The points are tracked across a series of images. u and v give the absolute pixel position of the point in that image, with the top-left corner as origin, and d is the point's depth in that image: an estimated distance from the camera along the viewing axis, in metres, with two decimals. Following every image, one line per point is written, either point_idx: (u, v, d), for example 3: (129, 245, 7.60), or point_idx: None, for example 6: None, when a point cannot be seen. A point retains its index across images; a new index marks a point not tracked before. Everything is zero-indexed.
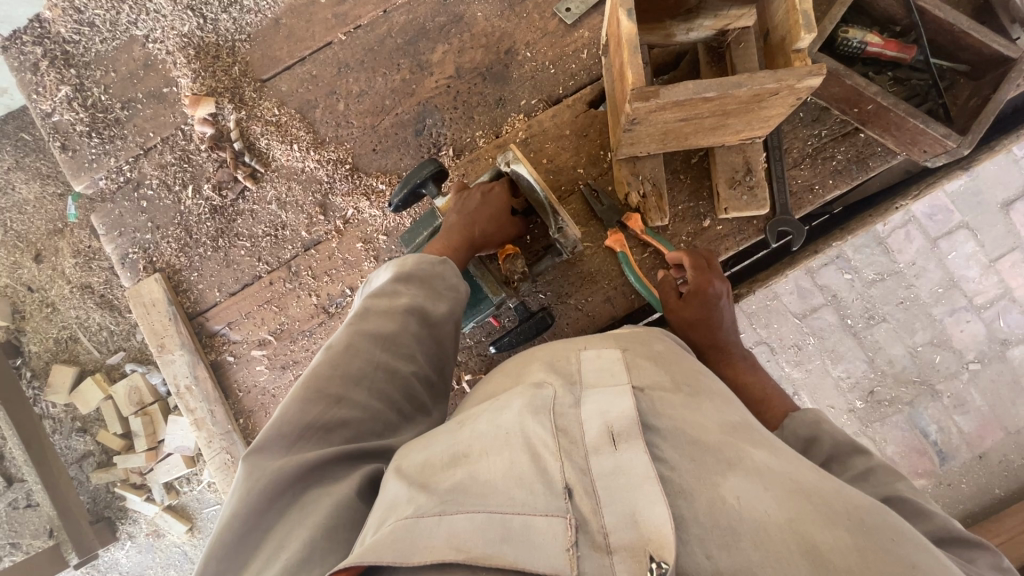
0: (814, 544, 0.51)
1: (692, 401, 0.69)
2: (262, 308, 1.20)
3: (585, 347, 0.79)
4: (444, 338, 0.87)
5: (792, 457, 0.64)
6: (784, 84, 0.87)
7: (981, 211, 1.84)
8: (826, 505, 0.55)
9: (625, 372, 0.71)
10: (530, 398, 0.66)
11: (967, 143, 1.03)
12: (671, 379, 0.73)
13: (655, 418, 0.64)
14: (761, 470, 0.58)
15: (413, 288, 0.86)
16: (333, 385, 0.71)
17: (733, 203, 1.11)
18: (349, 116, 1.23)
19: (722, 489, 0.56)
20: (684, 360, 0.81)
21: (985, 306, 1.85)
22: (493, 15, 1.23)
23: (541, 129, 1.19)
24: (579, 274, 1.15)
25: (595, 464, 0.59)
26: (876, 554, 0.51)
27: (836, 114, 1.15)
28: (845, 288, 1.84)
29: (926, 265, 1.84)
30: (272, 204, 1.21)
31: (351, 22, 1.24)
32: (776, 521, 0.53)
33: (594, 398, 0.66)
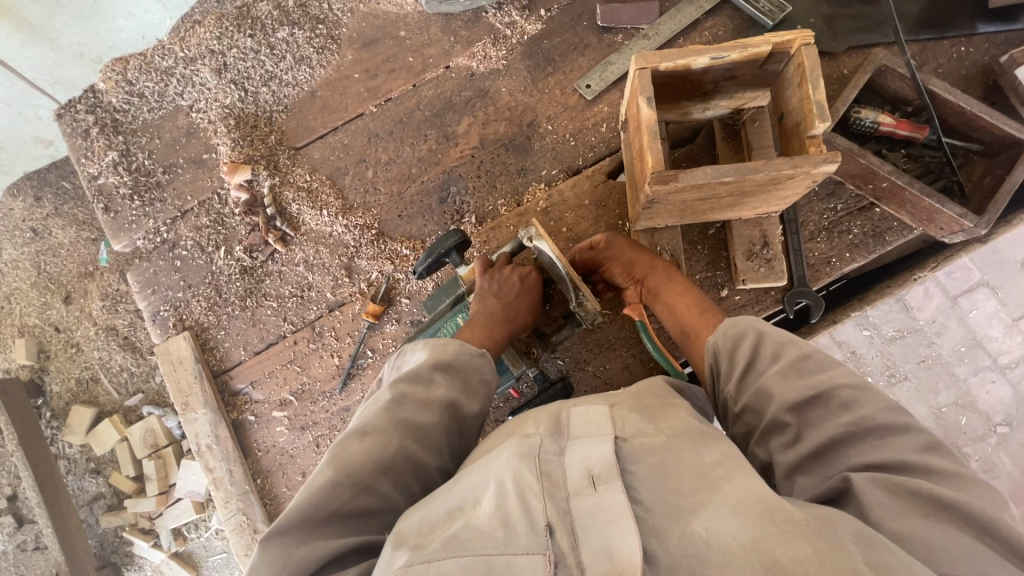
0: (775, 559, 0.51)
1: (674, 439, 0.68)
2: (285, 367, 1.22)
3: (576, 402, 0.78)
4: (468, 433, 0.87)
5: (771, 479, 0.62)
6: (801, 170, 0.90)
7: (1003, 270, 1.83)
8: (790, 518, 0.55)
9: (610, 422, 0.71)
10: (519, 446, 0.67)
11: (984, 222, 1.04)
12: (657, 422, 0.72)
13: (634, 461, 0.64)
14: (733, 500, 0.57)
15: (447, 380, 0.86)
16: (361, 472, 0.71)
17: (751, 274, 1.13)
18: (377, 183, 1.28)
19: (692, 523, 0.57)
20: (684, 406, 0.78)
21: (1011, 366, 1.82)
22: (516, 90, 1.29)
23: (561, 199, 1.23)
24: (597, 341, 1.17)
25: (574, 506, 0.59)
26: (834, 558, 0.51)
27: (852, 189, 1.18)
28: (864, 346, 1.83)
29: (947, 322, 1.83)
30: (301, 265, 1.26)
31: (382, 95, 1.32)
32: (741, 543, 0.53)
33: (576, 447, 0.66)
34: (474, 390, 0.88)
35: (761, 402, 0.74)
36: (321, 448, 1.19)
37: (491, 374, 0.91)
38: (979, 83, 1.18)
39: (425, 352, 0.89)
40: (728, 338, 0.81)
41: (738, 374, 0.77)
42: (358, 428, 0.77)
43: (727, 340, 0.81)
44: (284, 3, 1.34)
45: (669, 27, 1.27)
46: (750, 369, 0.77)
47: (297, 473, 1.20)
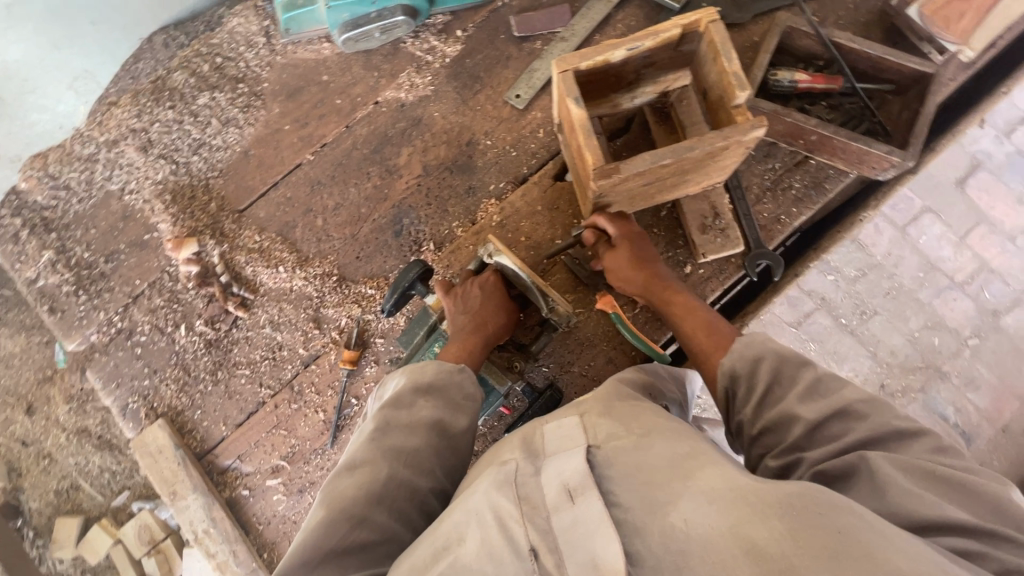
0: (752, 542, 0.50)
1: (644, 439, 0.69)
2: (271, 434, 1.19)
3: (549, 419, 0.81)
4: (461, 452, 0.86)
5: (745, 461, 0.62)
6: (732, 140, 0.93)
7: (940, 193, 1.94)
8: (763, 497, 0.54)
9: (582, 434, 0.74)
10: (496, 475, 0.70)
11: (910, 155, 1.10)
12: (627, 424, 0.73)
13: (608, 468, 0.67)
14: (706, 486, 0.57)
15: (431, 401, 0.87)
16: (355, 504, 0.71)
17: (709, 247, 1.16)
18: (329, 230, 1.27)
19: (671, 516, 0.57)
20: (652, 406, 0.80)
21: (969, 281, 1.94)
22: (449, 112, 1.30)
23: (514, 210, 1.24)
24: (577, 340, 1.18)
25: (557, 523, 0.61)
26: (808, 531, 0.49)
27: (785, 147, 1.23)
28: (832, 289, 1.90)
29: (902, 252, 1.92)
30: (267, 327, 1.23)
31: (316, 141, 1.30)
32: (717, 533, 0.53)
33: (551, 465, 0.69)
34: (461, 403, 0.89)
35: (786, 427, 0.75)
36: None
37: (477, 389, 0.92)
38: (878, 26, 1.25)
39: (404, 377, 0.91)
40: (745, 359, 0.84)
41: (758, 396, 0.80)
42: (347, 463, 0.77)
43: (744, 363, 0.84)
44: (199, 68, 1.32)
45: (583, 26, 1.30)
46: (770, 394, 0.79)
47: None
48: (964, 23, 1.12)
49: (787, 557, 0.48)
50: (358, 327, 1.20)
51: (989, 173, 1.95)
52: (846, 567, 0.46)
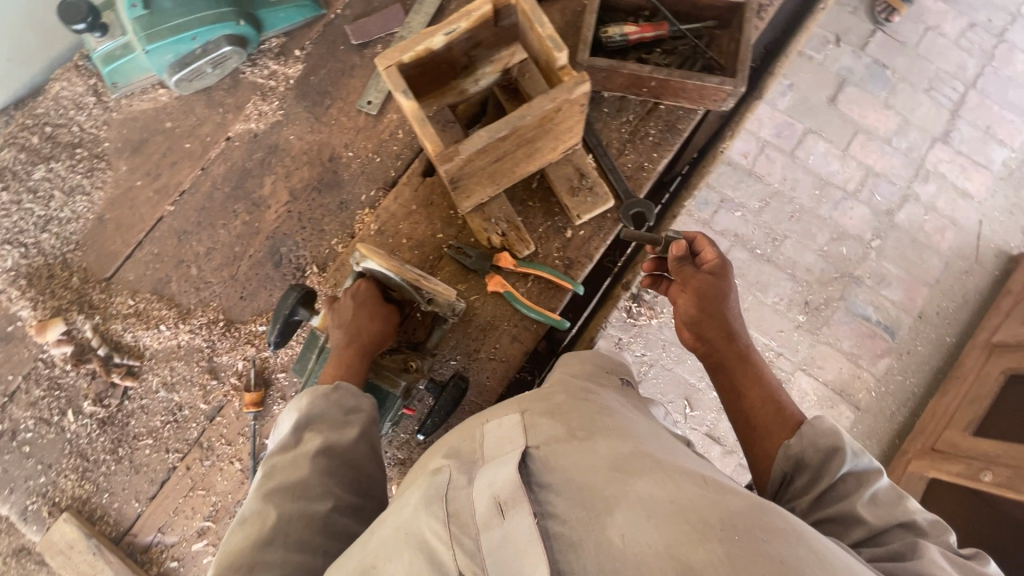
0: (687, 563, 0.52)
1: (586, 442, 0.70)
2: (188, 497, 1.13)
3: (489, 418, 0.82)
4: (360, 463, 0.89)
5: (686, 473, 0.62)
6: (560, 100, 0.95)
7: (817, 113, 2.25)
8: (702, 518, 0.55)
9: (521, 434, 0.75)
10: (429, 490, 0.70)
11: (740, 81, 1.15)
12: (568, 426, 0.74)
13: (547, 473, 0.67)
14: (645, 500, 0.58)
15: (316, 430, 0.88)
16: (242, 556, 0.73)
17: (582, 207, 1.19)
18: (206, 276, 1.22)
19: (608, 530, 0.57)
20: (593, 400, 0.81)
21: (859, 188, 2.21)
22: (304, 133, 1.28)
23: (390, 214, 1.23)
24: (478, 327, 1.18)
25: (485, 541, 0.61)
26: (747, 558, 0.51)
27: (634, 98, 1.27)
28: (742, 225, 2.16)
29: (795, 175, 2.21)
30: (161, 390, 1.17)
31: (173, 190, 1.25)
32: (654, 551, 0.53)
33: (485, 475, 0.69)
34: (343, 411, 0.91)
35: (845, 524, 0.76)
36: None
37: (362, 400, 0.93)
38: None
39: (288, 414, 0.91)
40: (820, 450, 0.83)
41: (818, 489, 0.80)
42: (241, 520, 0.79)
43: (817, 453, 0.84)
44: (29, 142, 1.25)
45: (418, 21, 1.30)
46: (832, 490, 0.79)
47: None
48: None
49: None
50: (254, 367, 1.16)
51: (855, 86, 2.26)
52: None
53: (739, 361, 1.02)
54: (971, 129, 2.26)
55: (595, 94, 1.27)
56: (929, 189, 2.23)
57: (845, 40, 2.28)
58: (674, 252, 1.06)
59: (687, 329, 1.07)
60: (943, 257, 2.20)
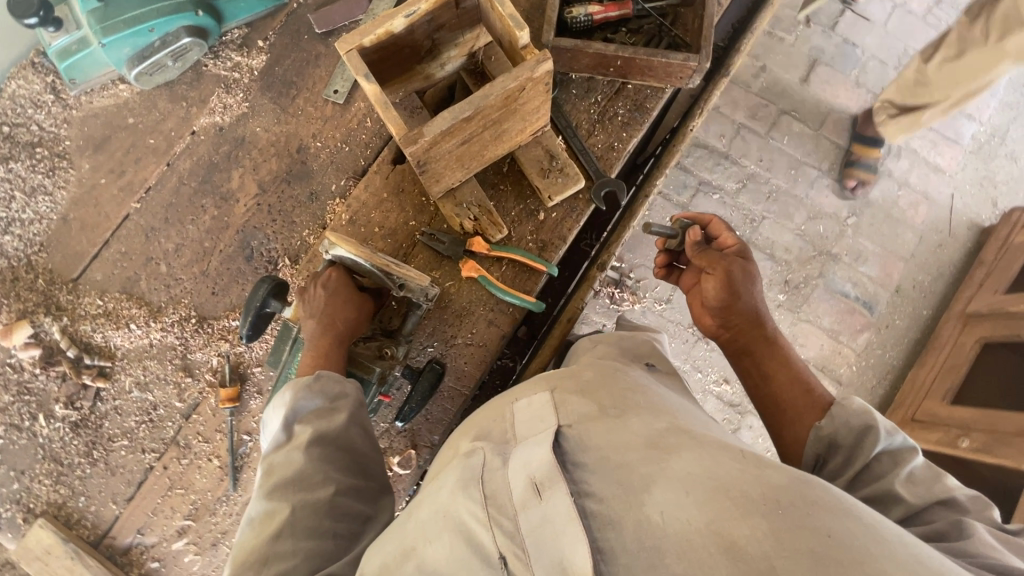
0: (732, 540, 0.50)
1: (618, 423, 0.69)
2: (167, 497, 1.12)
3: (517, 400, 0.82)
4: (354, 446, 0.89)
5: (723, 449, 0.61)
6: (523, 79, 0.95)
7: (790, 94, 2.27)
8: (745, 493, 0.53)
9: (552, 414, 0.75)
10: (463, 472, 0.70)
11: (704, 57, 1.15)
12: (599, 406, 0.74)
13: (580, 453, 0.66)
14: (683, 476, 0.57)
15: (303, 422, 0.87)
16: (256, 554, 0.76)
17: (553, 189, 1.19)
18: (176, 273, 1.20)
19: (646, 507, 0.56)
20: (623, 382, 0.81)
21: (833, 167, 2.24)
22: (271, 124, 1.26)
23: (361, 203, 1.22)
24: (454, 313, 1.18)
25: (523, 522, 0.61)
26: (794, 532, 0.50)
27: (602, 78, 1.27)
28: (721, 207, 2.18)
29: (772, 156, 2.22)
30: (134, 390, 1.16)
31: (139, 187, 1.23)
32: (696, 528, 0.52)
33: (518, 454, 0.68)
34: (328, 399, 0.90)
35: (884, 504, 0.76)
36: None
37: (346, 384, 0.92)
38: None
39: (275, 408, 0.90)
40: (851, 429, 0.83)
41: (855, 467, 0.80)
42: (248, 520, 0.81)
43: (850, 431, 0.83)
44: None
45: (382, 7, 1.29)
46: (868, 468, 0.80)
47: None
48: None
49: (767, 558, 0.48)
50: (229, 362, 1.15)
51: (827, 66, 2.28)
52: (827, 570, 0.47)
53: (764, 344, 1.00)
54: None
55: (562, 76, 1.27)
56: (902, 165, 2.26)
57: (816, 20, 2.28)
58: (690, 240, 1.10)
59: (712, 316, 1.04)
60: (917, 231, 2.24)
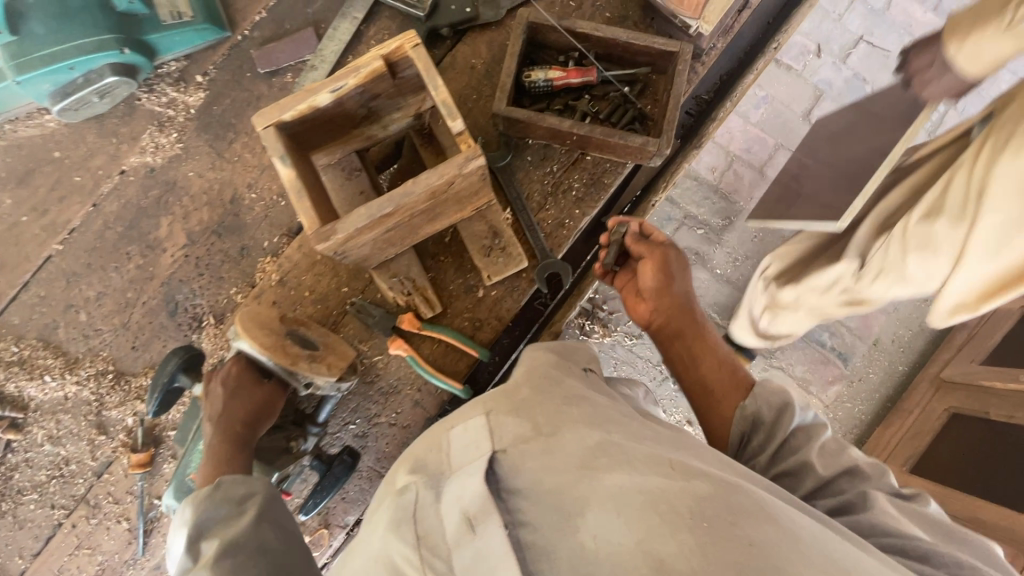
0: (659, 558, 0.50)
1: (553, 438, 0.64)
2: (75, 554, 1.11)
3: (453, 423, 0.74)
4: (268, 547, 0.80)
5: (651, 456, 0.60)
6: (450, 176, 0.87)
7: (788, 129, 2.11)
8: (673, 507, 0.53)
9: (486, 436, 0.68)
10: (395, 512, 0.65)
11: (665, 143, 1.07)
12: (535, 422, 0.68)
13: (512, 478, 0.62)
14: (614, 492, 0.55)
15: (208, 534, 0.81)
16: None
17: (493, 269, 1.13)
18: (96, 324, 1.16)
19: (581, 533, 0.54)
20: (557, 390, 0.75)
21: None
22: (205, 169, 1.18)
23: (292, 263, 1.15)
24: (380, 390, 1.14)
25: (457, 560, 0.58)
26: (717, 544, 0.50)
27: (559, 147, 1.18)
28: (702, 243, 2.05)
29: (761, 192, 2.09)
30: (47, 443, 1.13)
31: (61, 228, 1.17)
32: (628, 550, 0.51)
33: (451, 487, 0.63)
34: (235, 503, 0.84)
35: (800, 475, 0.74)
36: None
37: (254, 483, 0.88)
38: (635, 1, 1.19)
39: (179, 531, 0.84)
40: (772, 407, 0.82)
41: (775, 440, 0.78)
42: None
43: (771, 410, 0.82)
44: None
45: (332, 49, 1.19)
46: (787, 443, 0.78)
47: None
48: None
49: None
50: (141, 426, 1.11)
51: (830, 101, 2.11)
52: None
53: (690, 328, 1.02)
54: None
55: (518, 140, 1.19)
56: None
57: (826, 50, 2.11)
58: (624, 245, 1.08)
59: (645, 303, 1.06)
60: None
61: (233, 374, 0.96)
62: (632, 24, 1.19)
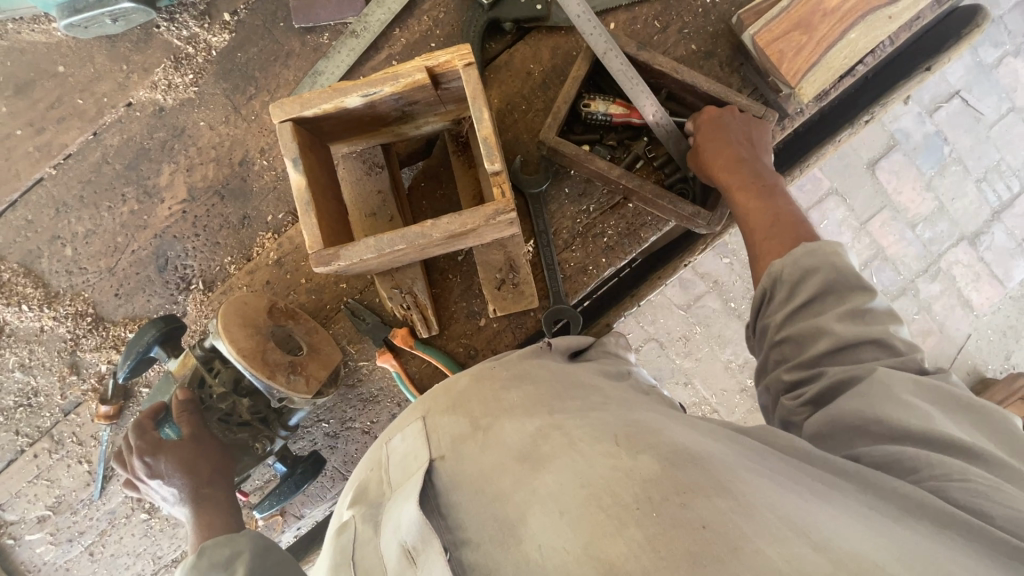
0: (607, 561, 0.44)
1: (488, 432, 0.62)
2: (33, 483, 1.11)
3: (394, 434, 0.72)
4: None
5: (591, 435, 0.55)
6: (474, 226, 0.79)
7: (849, 174, 1.77)
8: (615, 498, 0.48)
9: (421, 448, 0.65)
10: (337, 554, 0.63)
11: (716, 220, 0.97)
12: (471, 419, 0.65)
13: (452, 493, 0.58)
14: (552, 491, 0.51)
15: None
16: None
17: (500, 303, 1.05)
18: (81, 261, 1.11)
19: (525, 542, 0.50)
20: (503, 370, 0.72)
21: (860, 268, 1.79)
22: (217, 121, 1.09)
23: (293, 246, 1.08)
24: (361, 396, 1.10)
25: None
26: (665, 536, 0.44)
27: (602, 186, 1.08)
28: (725, 273, 1.81)
29: None
30: (17, 370, 1.11)
31: (57, 152, 1.10)
32: (572, 557, 0.46)
33: (390, 519, 0.59)
34: (223, 565, 0.81)
35: (811, 337, 0.70)
36: (96, 555, 1.12)
37: None
38: (726, 39, 1.05)
39: None
40: (798, 268, 0.72)
41: (792, 303, 0.72)
42: None
43: (795, 270, 0.73)
44: None
45: (377, 17, 1.06)
46: (810, 305, 0.71)
47: None
48: (801, 56, 0.94)
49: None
50: (112, 378, 1.07)
51: (903, 155, 1.76)
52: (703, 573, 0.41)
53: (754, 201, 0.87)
54: (1006, 238, 1.81)
55: (560, 167, 1.08)
56: (931, 289, 1.80)
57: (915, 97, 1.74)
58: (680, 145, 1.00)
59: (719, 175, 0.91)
60: None
61: (156, 446, 0.92)
62: (717, 64, 1.05)
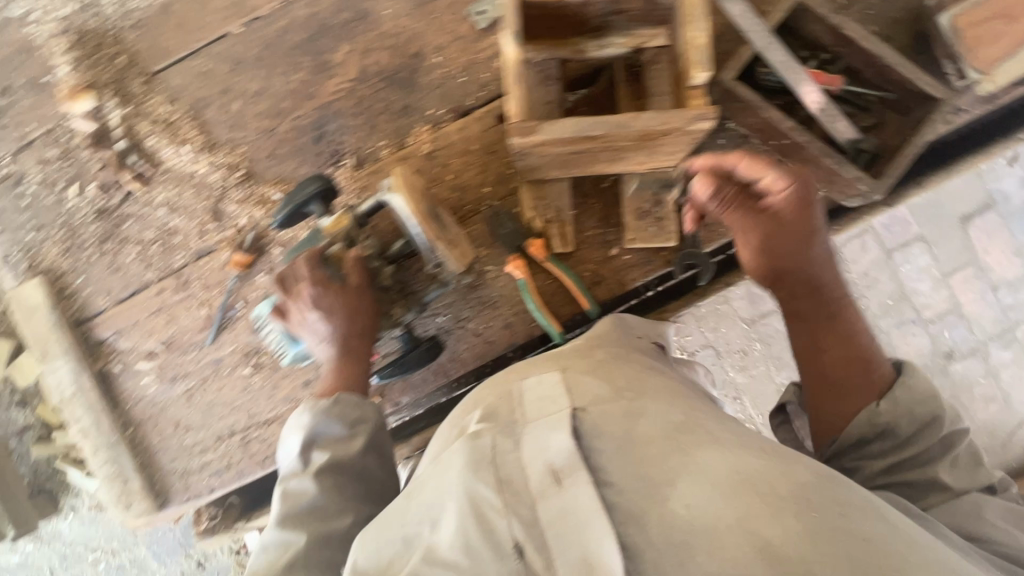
0: (765, 540, 0.51)
1: (636, 405, 0.65)
2: (151, 317, 1.15)
3: (525, 373, 0.73)
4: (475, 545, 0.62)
5: (738, 440, 0.62)
6: (673, 126, 0.82)
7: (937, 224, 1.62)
8: (772, 491, 0.55)
9: (564, 395, 0.66)
10: (469, 454, 0.61)
11: (880, 187, 0.99)
12: (613, 386, 0.68)
13: (599, 440, 0.61)
14: (708, 469, 0.57)
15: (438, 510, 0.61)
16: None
17: (640, 234, 1.07)
18: (245, 118, 1.15)
19: (672, 502, 0.56)
20: (632, 362, 0.77)
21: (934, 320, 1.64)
22: (401, 14, 1.14)
23: (447, 143, 1.12)
24: (480, 299, 1.12)
25: (542, 510, 0.56)
26: (821, 535, 0.52)
27: (757, 143, 1.09)
28: None
29: (879, 277, 1.61)
30: (162, 207, 1.15)
31: (247, 12, 1.15)
32: (727, 525, 0.53)
33: (533, 438, 0.61)
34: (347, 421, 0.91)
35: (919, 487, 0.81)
36: (193, 399, 1.15)
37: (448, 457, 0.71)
38: (909, 27, 1.07)
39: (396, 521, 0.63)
40: (921, 417, 0.83)
41: (900, 453, 0.83)
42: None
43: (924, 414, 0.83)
44: None
45: None
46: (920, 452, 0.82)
47: (169, 424, 1.15)
48: (994, 47, 0.96)
49: (803, 558, 0.50)
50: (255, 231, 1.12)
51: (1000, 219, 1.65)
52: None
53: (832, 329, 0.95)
54: None
55: None
56: None
57: None
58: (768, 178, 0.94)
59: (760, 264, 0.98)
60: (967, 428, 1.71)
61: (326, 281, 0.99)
62: (896, 47, 1.06)
